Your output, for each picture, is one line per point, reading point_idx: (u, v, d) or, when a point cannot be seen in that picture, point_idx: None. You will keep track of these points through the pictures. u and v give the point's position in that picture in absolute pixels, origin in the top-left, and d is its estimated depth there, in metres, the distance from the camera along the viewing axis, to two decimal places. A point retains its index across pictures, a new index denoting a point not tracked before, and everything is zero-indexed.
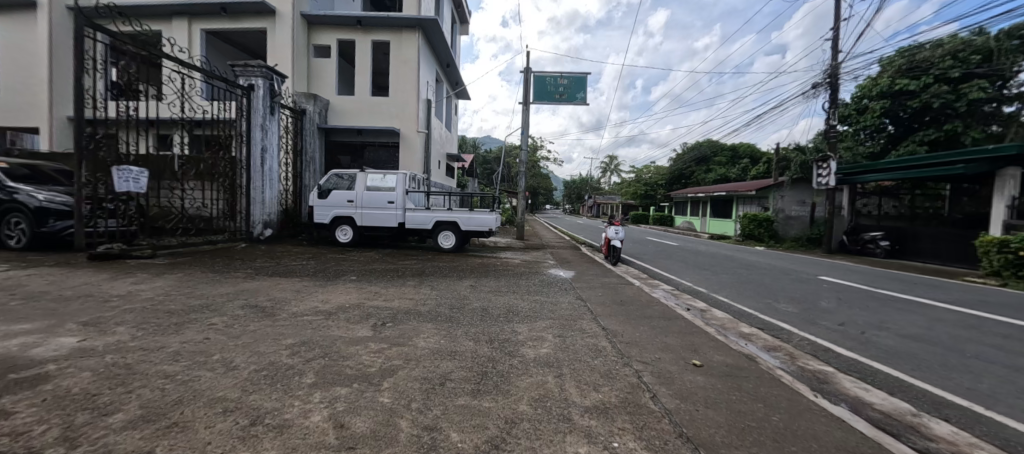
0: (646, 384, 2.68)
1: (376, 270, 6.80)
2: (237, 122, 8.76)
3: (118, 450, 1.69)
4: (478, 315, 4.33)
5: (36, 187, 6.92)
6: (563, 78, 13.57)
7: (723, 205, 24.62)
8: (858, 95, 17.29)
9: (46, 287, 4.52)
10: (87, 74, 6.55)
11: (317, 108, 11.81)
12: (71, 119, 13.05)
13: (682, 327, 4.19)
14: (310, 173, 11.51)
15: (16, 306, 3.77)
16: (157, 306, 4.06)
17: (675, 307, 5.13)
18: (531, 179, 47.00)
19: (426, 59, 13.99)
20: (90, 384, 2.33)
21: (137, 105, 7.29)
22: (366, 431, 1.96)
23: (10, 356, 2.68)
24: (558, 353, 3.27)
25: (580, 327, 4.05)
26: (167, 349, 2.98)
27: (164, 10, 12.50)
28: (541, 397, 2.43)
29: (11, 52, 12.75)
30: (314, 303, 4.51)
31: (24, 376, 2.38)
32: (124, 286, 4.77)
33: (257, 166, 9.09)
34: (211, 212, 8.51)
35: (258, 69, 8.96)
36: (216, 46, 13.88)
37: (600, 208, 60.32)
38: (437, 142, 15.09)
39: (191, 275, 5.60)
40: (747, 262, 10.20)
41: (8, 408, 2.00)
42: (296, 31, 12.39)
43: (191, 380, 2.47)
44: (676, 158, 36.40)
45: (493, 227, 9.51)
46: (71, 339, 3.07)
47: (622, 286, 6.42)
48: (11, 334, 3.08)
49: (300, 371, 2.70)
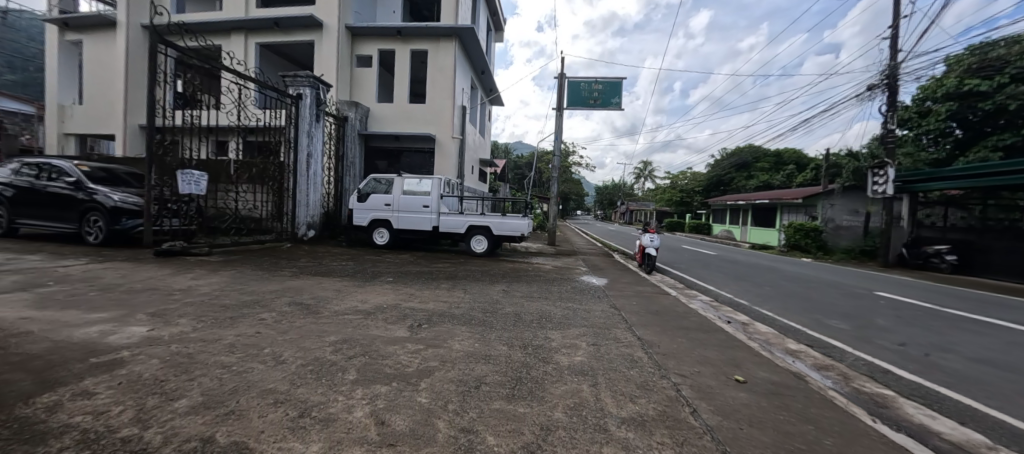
0: (685, 398, 2.59)
1: (412, 272, 7.00)
2: (287, 129, 9.27)
3: (182, 434, 1.84)
4: (512, 320, 4.33)
5: (111, 188, 7.62)
6: (598, 83, 13.44)
7: (765, 213, 23.46)
8: (921, 97, 16.31)
9: (119, 279, 4.99)
10: (157, 86, 7.10)
11: (358, 116, 12.28)
12: (142, 126, 14.16)
13: (722, 340, 4.01)
14: (350, 177, 11.97)
15: (93, 296, 4.17)
16: (213, 300, 4.38)
17: (715, 319, 4.90)
18: (563, 185, 46.74)
19: (463, 67, 14.30)
20: (158, 371, 2.55)
21: (200, 115, 7.82)
22: (405, 429, 2.02)
23: (91, 342, 2.96)
24: (592, 361, 3.22)
25: (614, 336, 3.97)
26: (223, 341, 3.20)
27: (224, 26, 13.57)
28: (575, 406, 2.41)
29: (97, 69, 14.24)
30: (353, 302, 4.68)
31: (103, 360, 2.64)
32: (184, 281, 5.16)
33: (302, 171, 9.61)
34: (261, 213, 9.03)
35: (306, 78, 9.44)
36: (269, 58, 14.86)
37: (634, 214, 58.51)
38: (471, 148, 15.39)
39: (243, 272, 5.97)
40: (790, 274, 9.68)
41: (91, 389, 2.23)
42: (342, 42, 13.04)
43: (245, 371, 2.64)
44: (715, 164, 35.22)
45: (525, 232, 9.50)
46: (141, 328, 3.36)
47: (658, 295, 6.22)
48: (91, 321, 3.43)
49: (343, 368, 2.82)
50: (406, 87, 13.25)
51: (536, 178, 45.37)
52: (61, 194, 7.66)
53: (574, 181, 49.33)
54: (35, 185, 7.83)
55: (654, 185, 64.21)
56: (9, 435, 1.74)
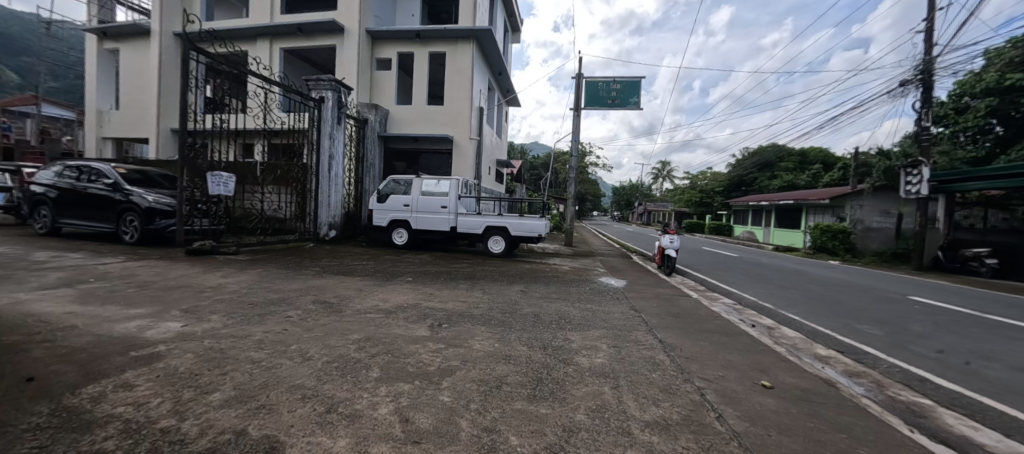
0: (710, 403, 2.55)
1: (432, 272, 7.07)
2: (309, 131, 9.50)
3: (218, 426, 1.91)
4: (531, 321, 4.33)
5: (145, 189, 7.97)
6: (616, 82, 13.32)
7: (789, 214, 22.78)
8: (957, 93, 15.63)
9: (154, 277, 5.22)
10: (189, 91, 7.38)
11: (378, 118, 12.48)
12: (174, 130, 14.72)
13: (747, 344, 3.92)
14: (370, 178, 12.18)
15: (131, 292, 4.38)
16: (242, 297, 4.53)
17: (738, 322, 4.79)
18: (580, 185, 46.45)
19: (480, 68, 14.40)
20: (193, 365, 2.65)
21: (228, 118, 8.09)
22: (429, 427, 2.05)
23: (131, 336, 3.11)
24: (613, 364, 3.20)
25: (635, 338, 3.93)
26: (253, 337, 3.31)
27: (251, 32, 14.02)
28: (598, 408, 2.39)
29: (134, 76, 14.94)
30: (375, 301, 4.78)
31: (141, 354, 2.77)
32: (214, 279, 5.36)
33: (324, 172, 9.84)
34: (285, 213, 9.29)
35: (329, 82, 9.66)
36: (293, 63, 15.29)
37: (653, 215, 57.69)
38: (488, 149, 15.47)
39: (268, 271, 6.16)
40: (816, 277, 9.38)
41: (133, 381, 2.34)
42: (362, 46, 13.30)
43: (273, 367, 2.72)
44: (737, 164, 34.39)
45: (543, 233, 9.48)
46: (176, 324, 3.50)
47: (678, 297, 6.12)
48: (131, 316, 3.60)
49: (367, 365, 2.88)
50: (425, 89, 13.42)
51: (552, 178, 45.24)
52: (100, 195, 8.04)
53: (591, 182, 49.01)
54: (76, 186, 8.25)
55: (672, 185, 63.11)
56: (60, 423, 1.84)
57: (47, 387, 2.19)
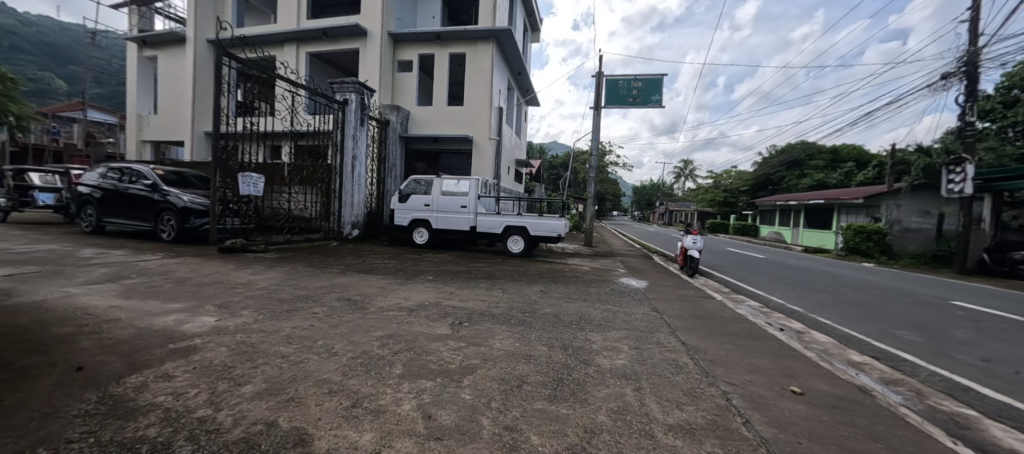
0: (736, 408, 2.47)
1: (452, 271, 7.15)
2: (334, 133, 9.76)
3: (251, 417, 1.99)
4: (551, 321, 4.32)
5: (181, 190, 8.37)
6: (637, 80, 13.13)
7: (820, 215, 21.88)
8: (1005, 86, 14.71)
9: (189, 273, 5.48)
10: (221, 96, 7.69)
11: (399, 119, 12.70)
12: (207, 133, 15.37)
13: (775, 348, 3.79)
14: (391, 179, 12.39)
15: (170, 288, 4.62)
16: (271, 294, 4.70)
17: (766, 326, 4.64)
18: (599, 185, 45.98)
19: (500, 68, 14.45)
20: (227, 358, 2.77)
21: (257, 121, 8.40)
22: (451, 424, 2.08)
23: (169, 329, 3.28)
24: (634, 365, 3.16)
25: (657, 340, 3.86)
26: (281, 332, 3.43)
27: (278, 38, 14.50)
28: (620, 409, 2.37)
29: (171, 82, 15.70)
30: (397, 299, 4.87)
31: (180, 347, 2.91)
32: (246, 276, 5.59)
33: (348, 173, 10.08)
34: (310, 213, 9.58)
35: (352, 84, 9.90)
36: (318, 67, 15.73)
37: (674, 215, 56.50)
38: (506, 149, 15.51)
39: (295, 269, 6.37)
40: (848, 280, 8.99)
41: (172, 372, 2.47)
42: (384, 48, 13.56)
43: (301, 361, 2.81)
44: (763, 162, 33.29)
45: (562, 233, 9.44)
46: (210, 318, 3.67)
47: (701, 299, 5.98)
48: (169, 310, 3.79)
49: (390, 362, 2.94)
50: (445, 90, 13.57)
51: (571, 178, 44.90)
52: (140, 195, 8.50)
53: (610, 181, 48.41)
54: (118, 186, 8.74)
55: (695, 184, 61.62)
56: (108, 410, 1.96)
57: (95, 376, 2.33)
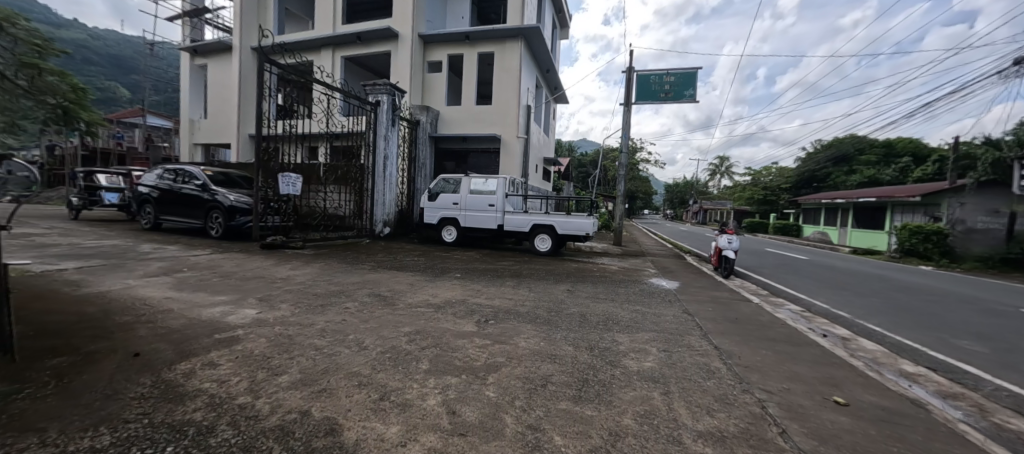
0: (773, 417, 2.34)
1: (479, 269, 7.22)
2: (366, 134, 10.09)
3: (286, 405, 2.10)
4: (577, 320, 4.27)
5: (227, 190, 8.95)
6: (670, 75, 12.67)
7: (871, 214, 20.33)
8: None
9: (234, 268, 5.85)
10: (263, 100, 8.14)
11: (429, 119, 12.95)
12: (251, 136, 16.32)
13: (817, 355, 3.56)
14: (421, 178, 12.65)
15: (217, 281, 4.95)
16: (307, 288, 4.94)
17: (807, 331, 4.37)
18: (629, 183, 44.95)
19: (528, 67, 14.42)
20: (266, 349, 2.93)
21: (296, 124, 8.82)
22: (475, 421, 2.09)
23: (215, 320, 3.51)
24: (663, 368, 3.06)
25: (687, 343, 3.72)
26: (316, 325, 3.58)
27: (316, 43, 15.17)
28: (646, 413, 2.30)
29: (219, 88, 16.81)
30: (425, 296, 4.98)
31: (224, 337, 3.11)
32: (285, 271, 5.89)
33: (379, 172, 10.40)
34: (344, 211, 9.97)
35: (384, 86, 10.19)
36: (352, 70, 16.33)
37: (709, 214, 54.31)
38: (535, 147, 15.47)
39: (330, 265, 6.65)
40: (903, 284, 8.29)
41: (217, 360, 2.64)
42: (415, 50, 13.87)
43: (333, 354, 2.93)
44: (807, 158, 31.34)
45: (590, 232, 9.31)
46: (252, 310, 3.90)
47: (737, 302, 5.70)
48: (216, 302, 4.06)
49: (417, 358, 3.00)
50: (473, 90, 13.70)
51: (600, 176, 44.21)
52: (191, 195, 9.15)
53: (641, 180, 47.18)
54: (173, 187, 9.46)
55: (732, 182, 58.90)
56: (159, 393, 2.13)
57: (150, 362, 2.53)
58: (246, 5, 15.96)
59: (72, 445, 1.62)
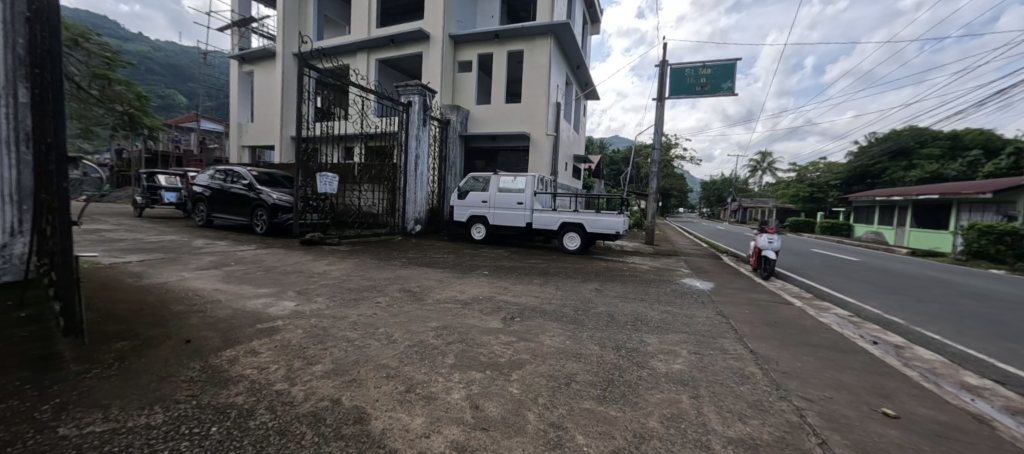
0: (812, 426, 2.20)
1: (507, 267, 7.25)
2: (399, 133, 10.39)
3: (319, 392, 2.21)
4: (604, 320, 4.19)
5: (271, 189, 9.53)
6: (706, 67, 12.16)
7: (935, 213, 18.55)
8: None
9: (277, 262, 6.22)
10: (304, 103, 8.57)
11: (459, 118, 13.14)
12: (292, 137, 17.22)
13: (865, 364, 3.30)
14: (452, 176, 12.86)
15: (262, 274, 5.29)
16: (342, 283, 5.17)
17: (854, 338, 4.07)
18: (663, 180, 43.52)
19: (558, 63, 14.28)
20: (303, 339, 3.11)
21: (333, 125, 9.22)
22: (498, 416, 2.11)
23: (258, 311, 3.75)
24: (693, 371, 2.95)
25: (720, 346, 3.57)
26: (349, 318, 3.75)
27: (352, 47, 15.79)
28: (673, 416, 2.23)
29: (265, 93, 17.90)
30: (453, 292, 5.07)
31: (265, 327, 3.32)
32: (322, 266, 6.20)
33: (411, 171, 10.68)
34: (378, 209, 10.33)
35: (416, 87, 10.45)
36: (386, 72, 16.86)
37: (749, 213, 51.63)
38: (564, 145, 15.32)
39: (364, 261, 6.93)
40: (972, 289, 7.52)
41: (259, 348, 2.83)
42: (445, 51, 14.12)
43: (364, 346, 3.06)
44: (861, 152, 29.04)
45: (620, 230, 9.12)
46: (291, 303, 4.13)
47: (777, 305, 5.40)
48: (259, 294, 4.34)
49: (443, 352, 3.07)
50: (503, 88, 13.75)
51: (632, 174, 43.13)
52: (239, 194, 9.81)
53: (676, 177, 45.54)
54: (223, 186, 10.18)
55: (775, 179, 55.65)
56: (206, 378, 2.30)
57: (199, 348, 2.74)
58: (289, 13, 16.85)
59: (131, 421, 1.80)
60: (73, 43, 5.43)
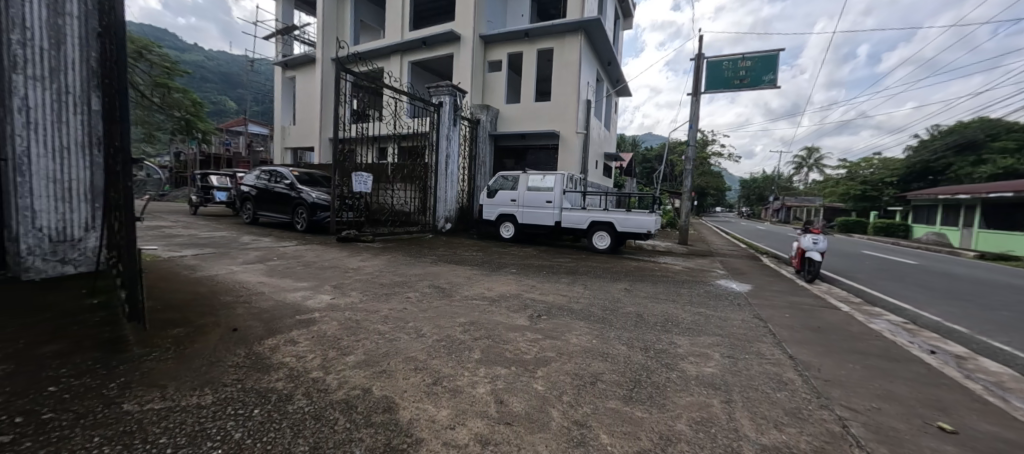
0: (855, 438, 2.06)
1: (534, 265, 7.26)
2: (430, 134, 10.61)
3: (352, 382, 2.32)
4: (633, 320, 4.10)
5: (311, 189, 10.05)
6: (745, 59, 11.58)
7: (1009, 212, 16.77)
8: None
9: (315, 258, 6.55)
10: (341, 106, 8.95)
11: (488, 117, 13.25)
12: (330, 139, 17.85)
13: (922, 375, 3.04)
14: (481, 175, 13.00)
15: (301, 269, 5.59)
16: (375, 278, 5.38)
17: (909, 347, 3.76)
18: (698, 178, 41.88)
19: (588, 60, 14.07)
20: (338, 331, 3.26)
21: (368, 126, 9.56)
22: (522, 412, 2.13)
23: (298, 303, 3.98)
24: (725, 375, 2.84)
25: (756, 350, 3.41)
26: (381, 312, 3.90)
27: (386, 51, 16.31)
28: (702, 420, 2.16)
29: (306, 97, 18.84)
30: (481, 289, 5.15)
31: (304, 318, 3.51)
32: (357, 262, 6.47)
33: (442, 170, 10.90)
34: (410, 208, 10.63)
35: (446, 88, 10.63)
36: (418, 74, 17.28)
37: (793, 212, 48.73)
38: (594, 143, 15.08)
39: (395, 257, 7.16)
40: None
41: (297, 338, 3.00)
42: (476, 51, 14.27)
43: (394, 339, 3.17)
44: (921, 146, 26.70)
45: (652, 230, 8.89)
46: (328, 296, 4.35)
47: (821, 309, 5.08)
48: (299, 288, 4.59)
49: (470, 347, 3.12)
50: (532, 87, 13.73)
51: (666, 172, 41.86)
52: (282, 193, 10.41)
53: (712, 174, 43.64)
54: (268, 186, 10.83)
55: (822, 176, 52.14)
56: (251, 364, 2.48)
57: (244, 336, 2.95)
58: (328, 20, 17.63)
59: (184, 401, 1.97)
60: (138, 55, 5.98)
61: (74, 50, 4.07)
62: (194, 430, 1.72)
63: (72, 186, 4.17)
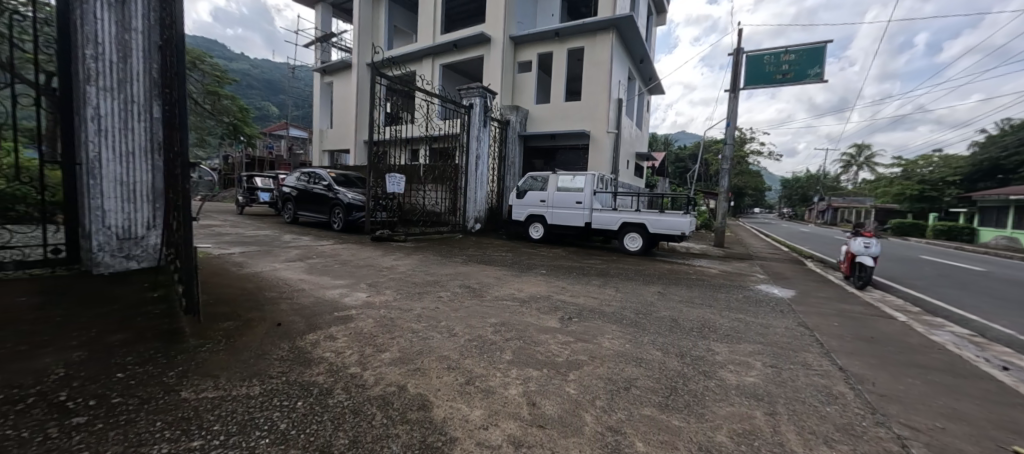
0: None
1: (564, 267, 7.19)
2: (460, 135, 10.74)
3: (388, 378, 2.38)
4: (667, 325, 3.98)
5: (347, 189, 10.44)
6: (789, 52, 10.97)
7: None
8: None
9: (350, 256, 6.79)
10: (375, 109, 9.23)
11: (518, 118, 13.28)
12: (366, 141, 18.17)
13: (995, 393, 2.76)
14: (510, 176, 13.05)
15: (337, 267, 5.80)
16: (407, 277, 5.50)
17: (979, 361, 3.43)
18: (734, 178, 40.14)
19: (620, 58, 13.80)
20: (373, 328, 3.36)
21: (401, 128, 9.81)
22: (555, 415, 2.10)
23: (335, 300, 4.13)
24: (768, 385, 2.69)
25: (802, 360, 3.22)
26: (414, 311, 3.99)
27: (418, 54, 16.70)
28: (744, 432, 2.06)
29: (343, 102, 19.56)
30: (511, 290, 5.16)
31: (341, 315, 3.64)
32: (389, 261, 6.65)
33: (472, 171, 11.03)
34: (440, 208, 10.82)
35: (477, 89, 10.72)
36: (449, 76, 17.57)
37: (839, 213, 45.71)
38: (625, 142, 14.77)
39: (427, 257, 7.31)
40: None
41: (336, 334, 3.11)
42: (505, 52, 14.34)
43: (427, 338, 3.22)
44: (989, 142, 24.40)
45: (686, 232, 8.61)
46: (363, 294, 4.49)
47: (875, 318, 4.73)
48: (335, 285, 4.78)
49: (501, 348, 3.13)
50: (562, 87, 13.62)
51: (700, 172, 40.45)
52: (320, 193, 10.87)
53: (750, 174, 41.67)
54: (307, 187, 11.35)
55: (873, 175, 48.63)
56: (294, 357, 2.59)
57: (287, 331, 3.09)
58: (363, 26, 18.25)
59: (234, 391, 2.08)
60: (193, 65, 6.43)
61: (139, 62, 4.43)
62: (244, 419, 1.82)
63: (137, 187, 4.52)
